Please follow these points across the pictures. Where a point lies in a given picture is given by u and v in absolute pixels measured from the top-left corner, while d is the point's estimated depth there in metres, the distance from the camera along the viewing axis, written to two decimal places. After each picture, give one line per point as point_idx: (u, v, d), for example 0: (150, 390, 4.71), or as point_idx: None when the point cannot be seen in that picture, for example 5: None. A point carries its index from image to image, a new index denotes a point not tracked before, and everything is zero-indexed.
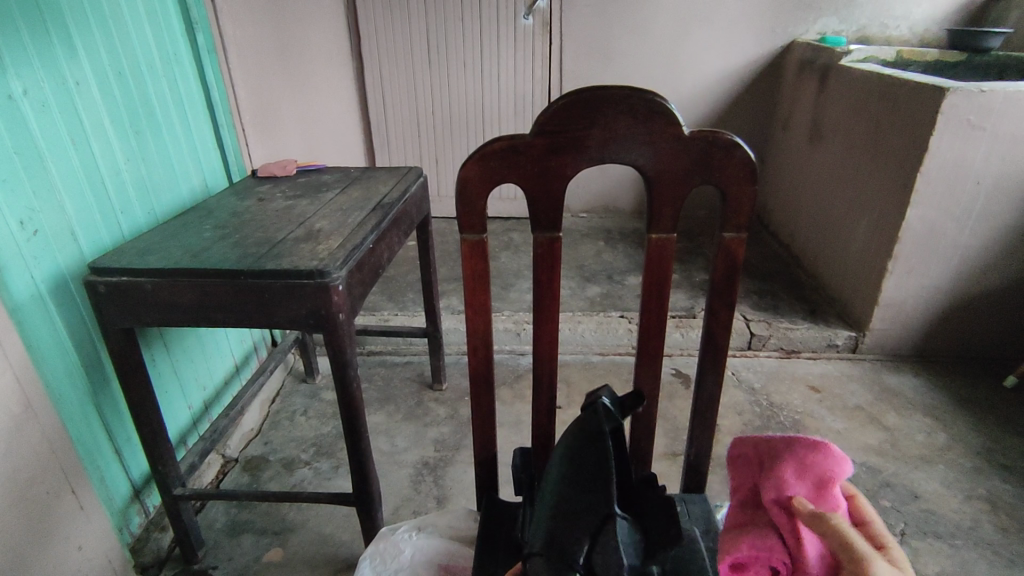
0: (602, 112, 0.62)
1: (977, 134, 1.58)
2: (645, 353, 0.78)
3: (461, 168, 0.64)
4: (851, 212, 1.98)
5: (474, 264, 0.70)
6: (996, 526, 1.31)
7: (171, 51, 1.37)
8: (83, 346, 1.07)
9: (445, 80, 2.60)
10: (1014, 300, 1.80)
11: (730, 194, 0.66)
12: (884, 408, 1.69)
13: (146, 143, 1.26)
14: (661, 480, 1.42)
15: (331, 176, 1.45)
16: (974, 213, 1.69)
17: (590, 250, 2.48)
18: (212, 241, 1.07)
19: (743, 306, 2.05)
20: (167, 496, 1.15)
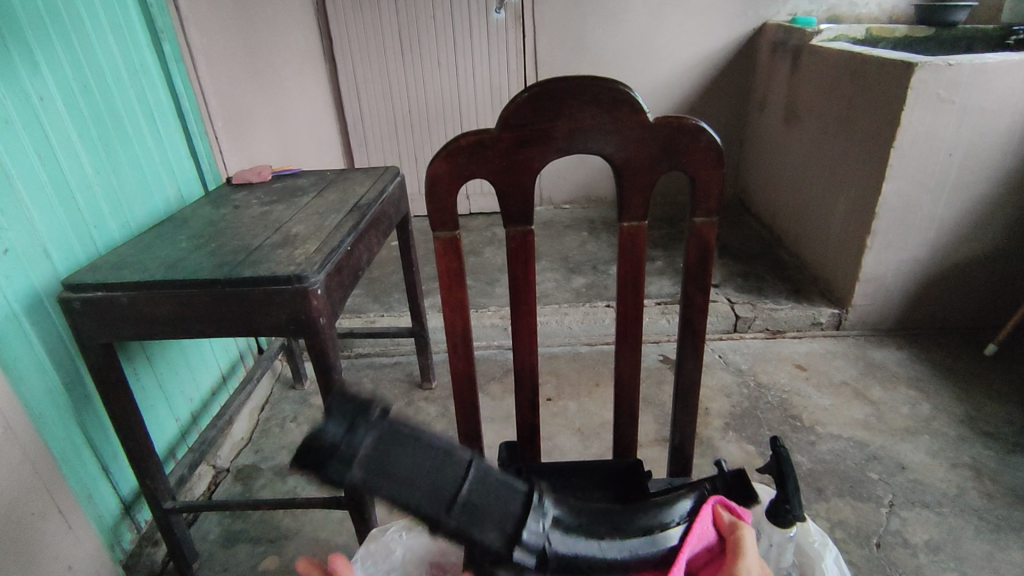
0: (567, 102, 0.62)
1: (947, 107, 1.60)
2: (624, 340, 0.78)
3: (430, 166, 0.64)
4: (828, 192, 2.00)
5: (447, 261, 0.70)
6: (981, 492, 1.34)
7: (137, 61, 1.35)
8: (63, 364, 1.06)
9: (420, 78, 2.58)
10: (992, 269, 1.83)
11: (698, 178, 0.67)
12: (869, 382, 1.71)
13: (115, 154, 1.24)
14: (649, 465, 1.43)
15: (307, 180, 1.44)
16: (948, 186, 1.71)
17: (574, 241, 2.48)
18: (187, 251, 1.06)
19: (727, 289, 2.06)
20: (157, 511, 1.14)
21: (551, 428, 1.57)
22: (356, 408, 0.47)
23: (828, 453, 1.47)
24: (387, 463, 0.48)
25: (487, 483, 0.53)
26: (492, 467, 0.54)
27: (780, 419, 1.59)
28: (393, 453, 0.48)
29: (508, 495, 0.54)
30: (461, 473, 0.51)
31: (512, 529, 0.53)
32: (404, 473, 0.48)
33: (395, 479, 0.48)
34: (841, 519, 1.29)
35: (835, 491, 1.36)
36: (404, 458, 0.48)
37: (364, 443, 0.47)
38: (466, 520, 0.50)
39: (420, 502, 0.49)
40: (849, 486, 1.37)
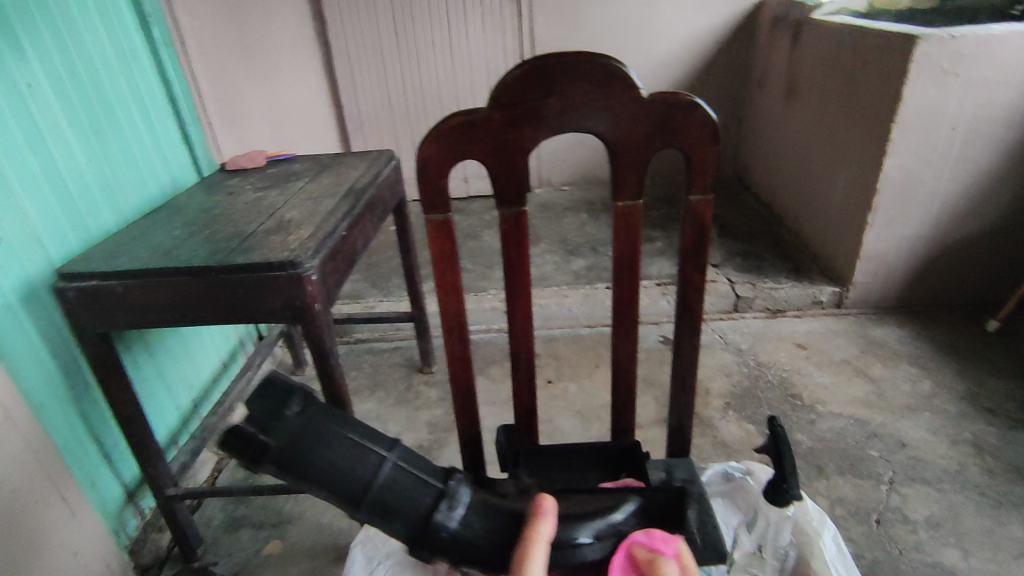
0: (559, 80, 0.61)
1: (950, 80, 1.57)
2: (620, 322, 0.77)
3: (420, 147, 0.63)
4: (829, 168, 1.98)
5: (440, 244, 0.69)
6: (980, 468, 1.34)
7: (126, 46, 1.33)
8: (61, 354, 1.06)
9: (415, 59, 2.55)
10: (994, 245, 1.82)
11: (693, 156, 0.65)
12: (869, 360, 1.71)
13: (107, 142, 1.23)
14: (649, 445, 1.44)
15: (302, 165, 1.43)
16: (950, 161, 1.69)
17: (573, 223, 2.46)
18: (181, 238, 1.05)
19: (727, 269, 2.05)
20: (160, 497, 1.15)
21: (551, 411, 1.58)
22: (282, 402, 0.67)
23: (828, 431, 1.47)
24: (304, 451, 0.66)
25: (389, 480, 0.67)
26: (404, 471, 0.68)
27: (781, 398, 1.59)
28: (304, 441, 0.66)
29: (418, 491, 0.68)
30: (364, 466, 0.67)
31: (410, 514, 0.67)
32: (315, 463, 0.66)
33: (307, 466, 0.66)
34: (841, 497, 1.29)
35: (835, 469, 1.36)
36: (320, 451, 0.66)
37: (276, 433, 0.66)
38: (365, 505, 0.66)
39: (330, 487, 0.66)
40: (849, 464, 1.37)
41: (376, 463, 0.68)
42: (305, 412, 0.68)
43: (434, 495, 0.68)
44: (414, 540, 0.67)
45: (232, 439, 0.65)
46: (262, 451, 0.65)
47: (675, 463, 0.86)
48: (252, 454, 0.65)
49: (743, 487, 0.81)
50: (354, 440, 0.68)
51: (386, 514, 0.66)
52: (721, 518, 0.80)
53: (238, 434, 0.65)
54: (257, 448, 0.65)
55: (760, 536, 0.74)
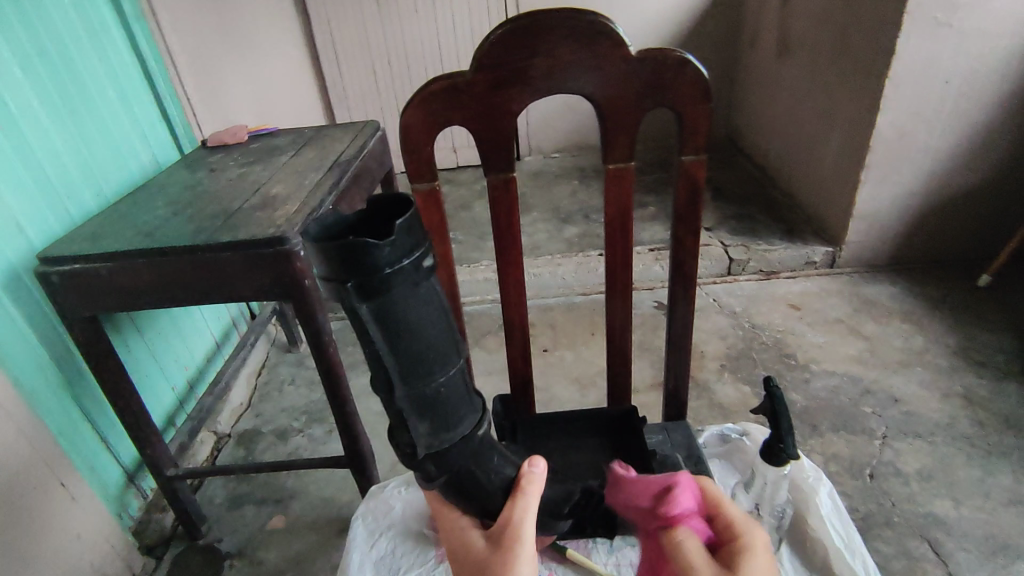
0: (544, 38, 0.59)
1: (944, 32, 1.54)
2: (614, 288, 0.76)
3: (402, 114, 0.61)
4: (821, 127, 1.95)
5: (428, 214, 0.68)
6: (972, 421, 1.36)
7: (96, 20, 1.29)
8: (50, 340, 1.05)
9: (398, 26, 2.48)
10: (986, 199, 1.81)
11: (685, 115, 0.64)
12: (863, 318, 1.72)
13: (83, 121, 1.19)
14: (646, 410, 1.45)
15: (285, 139, 1.39)
16: (943, 116, 1.67)
17: (565, 190, 2.44)
18: (164, 218, 1.03)
19: (720, 232, 2.05)
20: (161, 478, 1.15)
21: (548, 379, 1.58)
22: (418, 249, 0.43)
23: (822, 389, 1.49)
24: (410, 318, 0.43)
25: (461, 387, 0.48)
26: (465, 385, 0.49)
27: (775, 358, 1.60)
28: (414, 302, 0.43)
29: (471, 403, 0.50)
30: (450, 366, 0.46)
31: (452, 439, 0.49)
32: (418, 335, 0.43)
33: (401, 330, 0.43)
34: (835, 453, 1.31)
35: (829, 426, 1.38)
36: (419, 314, 0.43)
37: (401, 286, 0.42)
38: (421, 401, 0.45)
39: (406, 364, 0.44)
40: (843, 421, 1.39)
41: (460, 369, 0.48)
42: (429, 273, 0.45)
43: (483, 433, 0.51)
44: (430, 461, 0.49)
45: (357, 261, 0.40)
46: (370, 289, 0.41)
47: (670, 427, 0.86)
48: (350, 277, 0.41)
49: (739, 448, 0.82)
50: (451, 331, 0.46)
51: (437, 433, 0.47)
52: (718, 479, 0.81)
53: (360, 254, 0.40)
54: (373, 285, 0.41)
55: (758, 495, 0.75)
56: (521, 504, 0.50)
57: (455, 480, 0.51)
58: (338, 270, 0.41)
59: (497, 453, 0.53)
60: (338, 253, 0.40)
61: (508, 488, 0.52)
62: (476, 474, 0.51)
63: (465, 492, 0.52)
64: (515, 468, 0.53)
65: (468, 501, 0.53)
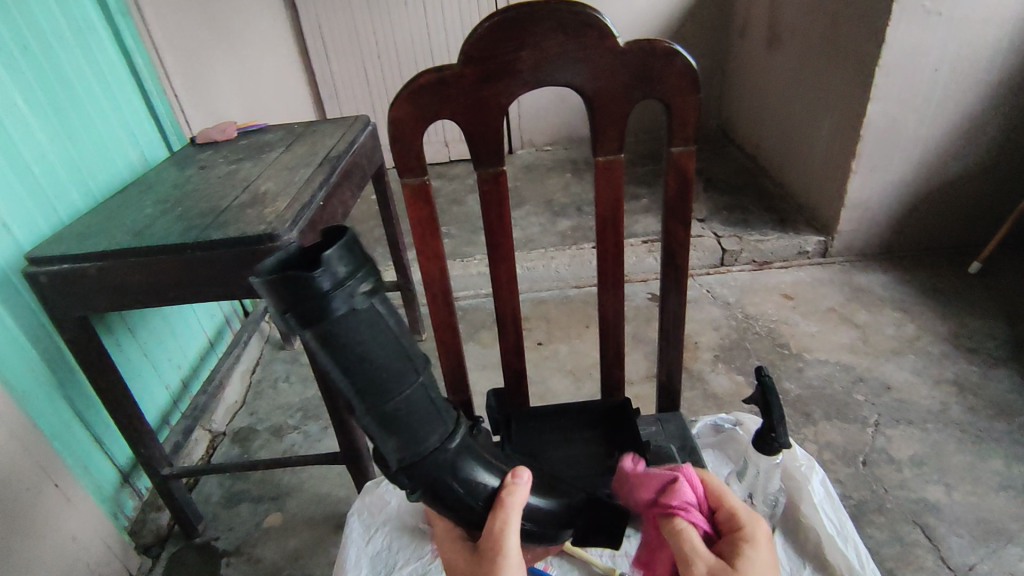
0: (530, 31, 0.58)
1: (933, 20, 1.55)
2: (606, 280, 0.76)
3: (390, 109, 0.60)
4: (812, 116, 1.95)
5: (418, 209, 0.67)
6: (963, 406, 1.37)
7: (80, 16, 1.27)
8: (41, 341, 1.04)
9: (387, 20, 2.46)
10: (976, 186, 1.82)
11: (674, 105, 0.64)
12: (855, 307, 1.73)
13: (69, 120, 1.18)
14: (640, 401, 1.46)
15: (274, 135, 1.38)
16: (933, 104, 1.68)
17: (557, 183, 2.43)
18: (154, 216, 1.02)
19: (713, 223, 2.05)
20: (156, 477, 1.15)
21: (542, 372, 1.59)
22: (354, 273, 0.42)
23: (815, 378, 1.49)
24: (358, 341, 0.42)
25: (425, 401, 0.46)
26: (429, 400, 0.47)
27: (768, 348, 1.61)
28: (360, 324, 0.42)
29: (439, 416, 0.48)
30: (406, 383, 0.44)
31: (421, 452, 0.47)
32: (368, 356, 0.42)
33: (347, 351, 0.42)
34: (829, 441, 1.32)
35: (823, 415, 1.39)
36: (367, 334, 0.42)
37: (341, 311, 0.41)
38: (383, 418, 0.44)
39: (358, 384, 0.43)
40: (836, 409, 1.40)
41: (423, 384, 0.46)
42: (373, 297, 0.44)
43: (453, 444, 0.50)
44: (403, 474, 0.48)
45: (293, 292, 0.40)
46: (310, 315, 0.40)
47: (663, 419, 0.87)
48: (291, 307, 0.41)
49: (733, 438, 0.83)
50: (407, 347, 0.45)
51: (403, 447, 0.46)
52: (712, 468, 0.82)
53: (294, 284, 0.40)
54: (311, 314, 0.40)
55: (751, 484, 0.73)
56: (501, 517, 0.52)
57: (430, 491, 0.50)
58: (280, 301, 0.41)
59: (476, 462, 0.52)
60: (277, 285, 0.41)
61: (490, 500, 0.53)
62: (451, 482, 0.50)
63: (444, 503, 0.51)
64: (499, 478, 0.54)
65: (451, 510, 0.52)
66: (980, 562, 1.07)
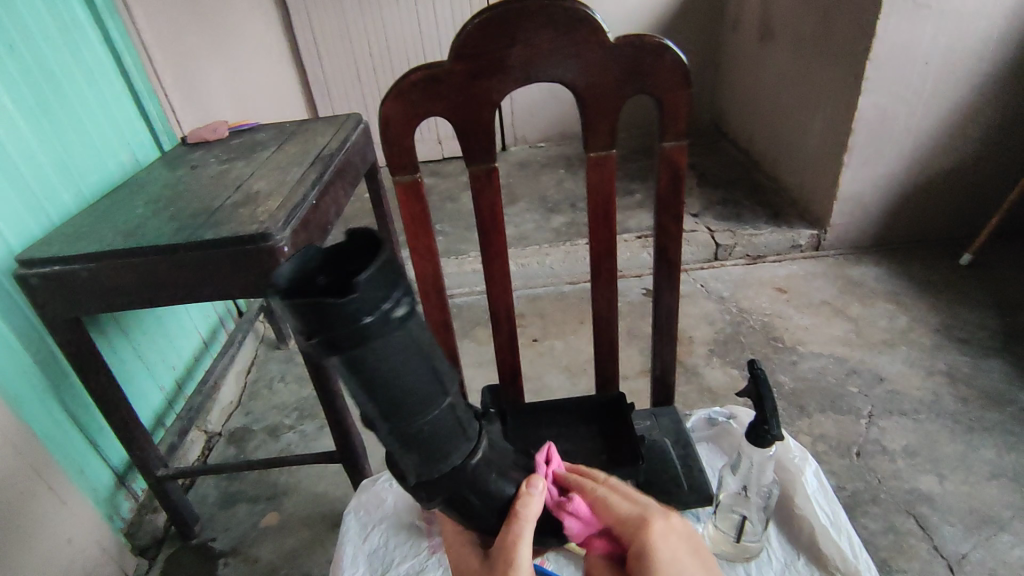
0: (521, 27, 0.58)
1: (922, 13, 1.55)
2: (600, 276, 0.77)
3: (381, 106, 0.60)
4: (804, 110, 1.96)
5: (411, 207, 0.67)
6: (955, 397, 1.38)
7: (67, 15, 1.26)
8: (33, 343, 1.04)
9: (379, 17, 2.45)
10: (966, 178, 1.83)
11: (665, 100, 0.64)
12: (848, 299, 1.74)
13: (58, 120, 1.17)
14: (635, 396, 1.46)
15: (266, 134, 1.38)
16: (924, 97, 1.68)
17: (551, 179, 2.44)
18: (145, 217, 1.02)
19: (706, 218, 2.06)
20: (151, 479, 1.14)
21: (538, 369, 1.59)
22: (390, 300, 0.39)
23: (809, 370, 1.50)
24: (387, 369, 0.40)
25: (450, 420, 0.45)
26: (453, 417, 0.46)
27: (763, 342, 1.62)
28: (392, 353, 0.40)
29: (461, 430, 0.47)
30: (434, 405, 0.43)
31: (442, 468, 0.47)
32: (396, 381, 0.41)
33: (375, 379, 0.40)
34: (822, 433, 1.33)
35: (816, 407, 1.40)
36: (397, 361, 0.40)
37: (374, 341, 0.38)
38: (406, 438, 0.43)
39: (384, 407, 0.41)
40: (830, 401, 1.41)
41: (449, 404, 0.45)
42: (408, 321, 0.41)
43: (475, 458, 0.49)
44: (421, 487, 0.48)
45: (324, 319, 0.37)
46: (340, 345, 0.38)
47: (658, 413, 0.88)
48: (318, 333, 0.38)
49: (727, 431, 0.83)
50: (434, 370, 0.43)
51: (425, 463, 0.46)
52: (707, 462, 0.82)
53: (325, 313, 0.36)
54: (342, 344, 0.38)
55: (744, 477, 0.74)
56: (515, 530, 0.50)
57: (449, 500, 0.50)
58: (305, 325, 0.38)
59: (497, 472, 0.51)
60: (303, 308, 0.37)
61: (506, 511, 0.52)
62: (469, 494, 0.50)
63: (462, 509, 0.51)
64: (517, 486, 0.52)
65: (465, 516, 0.52)
66: (972, 550, 1.08)
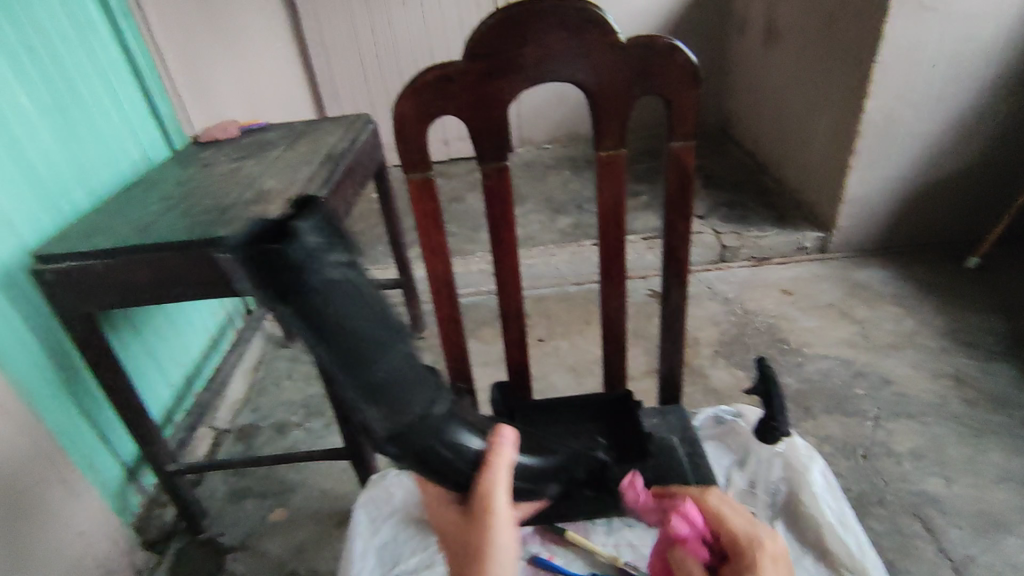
0: (534, 27, 0.59)
1: (930, 16, 1.55)
2: (608, 275, 0.77)
3: (395, 105, 0.61)
4: (811, 113, 1.97)
5: (423, 205, 0.68)
6: (961, 400, 1.38)
7: (81, 15, 1.28)
8: (47, 338, 1.05)
9: (387, 18, 2.47)
10: (973, 182, 1.83)
11: (674, 101, 0.65)
12: (854, 302, 1.74)
13: (72, 118, 1.19)
14: (641, 396, 1.47)
15: (276, 133, 1.39)
16: (931, 100, 1.69)
17: (557, 181, 2.44)
18: (158, 214, 1.03)
19: (712, 220, 2.06)
20: (161, 473, 1.15)
21: (544, 368, 1.60)
22: (330, 246, 0.43)
23: (815, 372, 1.50)
24: (335, 309, 0.43)
25: (409, 368, 0.48)
26: (413, 368, 0.49)
27: (768, 343, 1.62)
28: (336, 292, 0.43)
29: (423, 382, 0.50)
30: (387, 350, 0.46)
31: (407, 420, 0.49)
32: (345, 323, 0.44)
33: (328, 323, 0.43)
34: (828, 435, 1.33)
35: (822, 409, 1.40)
36: (343, 306, 0.43)
37: (319, 282, 0.42)
38: (367, 388, 0.46)
39: (339, 354, 0.44)
40: (836, 403, 1.41)
41: (406, 353, 0.48)
42: (351, 271, 0.45)
43: (438, 407, 0.52)
44: (392, 440, 0.50)
45: (268, 262, 0.41)
46: (289, 289, 0.41)
47: (664, 410, 0.88)
48: (269, 282, 0.41)
49: (733, 430, 0.84)
50: (380, 310, 0.46)
51: (388, 414, 0.48)
52: (713, 459, 0.82)
53: (275, 258, 0.41)
54: (285, 289, 0.41)
55: (752, 474, 0.78)
56: (490, 474, 0.55)
57: (419, 456, 0.52)
58: (259, 275, 0.41)
59: (460, 426, 0.55)
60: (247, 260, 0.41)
61: (476, 463, 0.55)
62: (436, 445, 0.52)
63: (434, 468, 0.54)
64: (484, 438, 0.57)
65: (438, 474, 0.54)
66: (979, 552, 1.09)
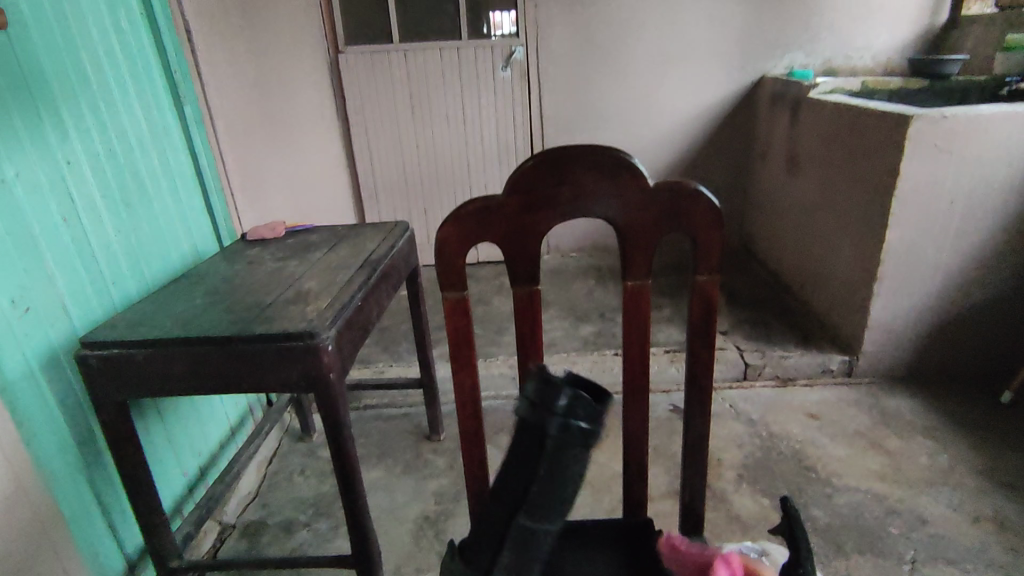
0: (571, 169, 0.65)
1: (944, 157, 1.63)
2: (632, 397, 0.78)
3: (439, 230, 0.66)
4: (832, 239, 2.02)
5: (456, 321, 0.71)
6: (1005, 548, 1.30)
7: (160, 124, 1.42)
8: (77, 422, 1.07)
9: (429, 132, 2.67)
10: (1001, 315, 1.82)
11: (699, 238, 0.69)
12: (884, 431, 1.68)
13: (136, 214, 1.29)
14: (661, 519, 1.41)
15: (319, 235, 1.48)
16: (951, 234, 1.73)
17: (582, 289, 2.50)
18: (202, 307, 1.09)
19: (735, 337, 2.07)
20: (162, 570, 1.12)
21: None
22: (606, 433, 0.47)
23: (845, 506, 1.43)
24: (562, 476, 0.46)
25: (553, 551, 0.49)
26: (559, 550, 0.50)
27: (795, 470, 1.56)
28: (569, 464, 0.46)
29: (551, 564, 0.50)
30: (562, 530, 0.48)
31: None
32: (559, 489, 0.46)
33: (552, 479, 0.46)
34: None
35: (854, 547, 1.32)
36: (571, 477, 0.47)
37: (576, 451, 0.46)
38: (521, 537, 0.47)
39: (536, 503, 0.47)
40: (869, 541, 1.33)
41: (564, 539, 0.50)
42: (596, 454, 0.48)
43: None
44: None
45: (565, 407, 0.44)
46: (559, 437, 0.45)
47: (683, 543, 0.85)
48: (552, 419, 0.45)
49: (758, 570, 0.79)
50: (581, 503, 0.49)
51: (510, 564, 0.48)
52: None
53: (575, 411, 0.44)
54: (542, 423, 0.45)
55: None
56: None
57: None
58: (548, 408, 0.45)
59: None
60: (539, 378, 0.46)
61: None
62: None
63: None
64: None
65: None
66: None
